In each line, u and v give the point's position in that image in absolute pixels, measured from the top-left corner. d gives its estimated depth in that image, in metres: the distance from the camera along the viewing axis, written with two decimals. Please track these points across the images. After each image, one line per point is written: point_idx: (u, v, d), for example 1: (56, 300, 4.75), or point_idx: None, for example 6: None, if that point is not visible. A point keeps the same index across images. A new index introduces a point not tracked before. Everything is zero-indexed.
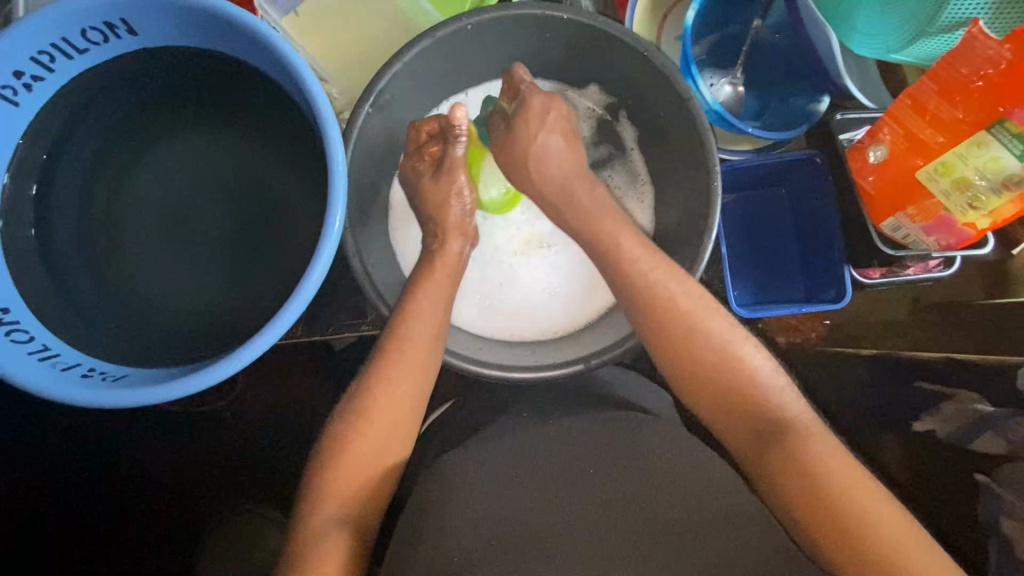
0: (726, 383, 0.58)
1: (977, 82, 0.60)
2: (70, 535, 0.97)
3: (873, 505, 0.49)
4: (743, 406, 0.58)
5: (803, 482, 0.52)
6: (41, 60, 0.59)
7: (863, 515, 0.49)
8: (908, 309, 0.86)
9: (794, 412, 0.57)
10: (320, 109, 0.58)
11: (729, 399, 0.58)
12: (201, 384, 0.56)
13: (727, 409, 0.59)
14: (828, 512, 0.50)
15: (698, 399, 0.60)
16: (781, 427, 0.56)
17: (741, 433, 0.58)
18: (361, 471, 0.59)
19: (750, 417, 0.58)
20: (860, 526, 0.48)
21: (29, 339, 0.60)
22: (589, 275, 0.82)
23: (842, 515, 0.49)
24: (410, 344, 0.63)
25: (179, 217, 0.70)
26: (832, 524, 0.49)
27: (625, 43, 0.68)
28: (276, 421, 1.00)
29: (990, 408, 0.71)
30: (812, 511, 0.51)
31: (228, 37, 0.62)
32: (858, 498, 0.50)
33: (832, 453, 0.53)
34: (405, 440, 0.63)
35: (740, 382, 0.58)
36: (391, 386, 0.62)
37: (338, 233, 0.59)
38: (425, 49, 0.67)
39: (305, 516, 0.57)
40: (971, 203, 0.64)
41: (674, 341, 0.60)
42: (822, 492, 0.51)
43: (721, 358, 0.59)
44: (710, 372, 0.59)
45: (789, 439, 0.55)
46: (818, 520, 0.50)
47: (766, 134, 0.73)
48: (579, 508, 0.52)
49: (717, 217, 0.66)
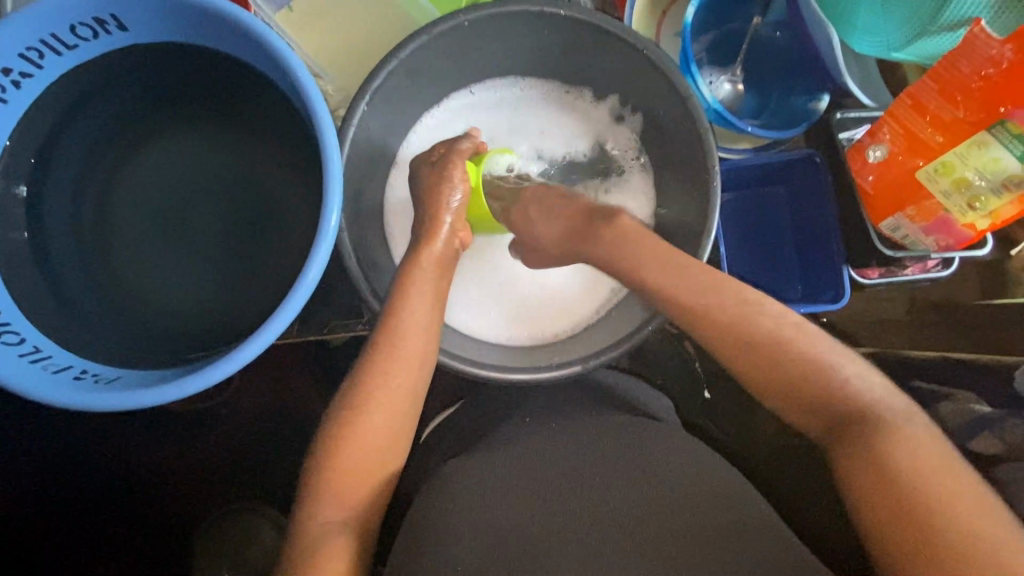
0: (786, 364, 0.56)
1: (977, 83, 0.59)
2: (67, 534, 0.97)
3: (956, 500, 0.46)
4: (807, 391, 0.55)
5: (870, 462, 0.50)
6: (30, 57, 0.58)
7: (937, 496, 0.46)
8: (906, 309, 0.86)
9: (874, 398, 0.54)
10: (314, 108, 0.57)
11: (796, 385, 0.56)
12: (196, 388, 0.55)
13: (793, 395, 0.56)
14: (894, 493, 0.47)
15: (754, 380, 0.58)
16: (857, 414, 0.53)
17: (813, 420, 0.55)
18: (366, 475, 0.59)
19: (815, 398, 0.55)
20: (933, 507, 0.46)
21: (19, 342, 0.59)
22: (583, 289, 0.82)
23: (911, 495, 0.47)
24: (402, 337, 0.63)
25: (171, 216, 0.69)
26: (898, 502, 0.47)
27: (624, 41, 0.67)
28: (273, 418, 0.99)
29: (988, 408, 0.71)
30: (879, 491, 0.48)
31: (222, 34, 0.61)
32: (936, 481, 0.47)
33: (911, 437, 0.50)
34: (400, 439, 0.62)
35: (806, 365, 0.56)
36: (384, 384, 0.62)
37: (334, 231, 0.58)
38: (421, 46, 0.66)
39: (305, 517, 0.57)
40: (971, 203, 0.64)
41: (725, 322, 0.59)
42: (892, 473, 0.48)
43: (782, 343, 0.56)
44: (771, 358, 0.57)
45: (863, 423, 0.52)
46: (883, 500, 0.48)
47: (764, 133, 0.73)
48: (579, 516, 0.52)
49: (716, 218, 0.65)
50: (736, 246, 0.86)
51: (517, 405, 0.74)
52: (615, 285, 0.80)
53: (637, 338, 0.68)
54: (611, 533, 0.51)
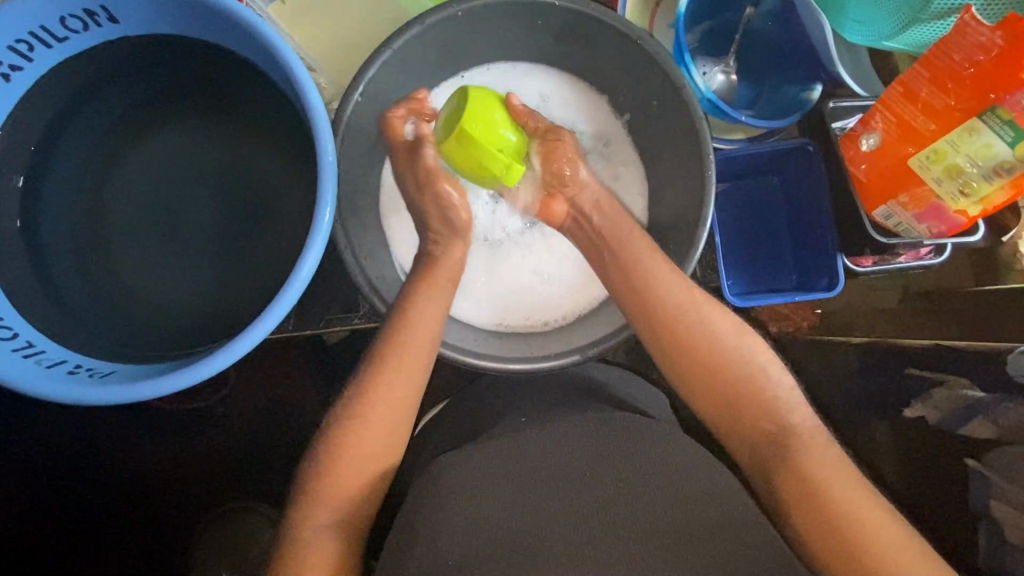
0: (728, 380, 0.60)
1: (969, 70, 0.60)
2: (60, 533, 0.96)
3: (870, 512, 0.51)
4: (749, 402, 0.59)
5: (797, 479, 0.54)
6: (20, 49, 0.58)
7: (853, 510, 0.51)
8: (898, 298, 0.89)
9: (799, 417, 0.58)
10: (307, 100, 0.57)
11: (726, 398, 0.60)
12: (190, 381, 0.55)
13: (725, 408, 0.60)
14: (819, 509, 0.52)
15: (694, 397, 0.62)
16: (783, 432, 0.57)
17: (747, 432, 0.59)
18: (357, 477, 0.59)
19: (756, 413, 0.59)
20: (848, 519, 0.51)
21: (12, 336, 0.58)
22: (574, 284, 0.80)
23: (827, 505, 0.52)
24: (407, 342, 0.64)
25: (165, 209, 0.69)
26: (816, 509, 0.52)
27: (617, 30, 0.67)
28: (267, 418, 0.99)
29: (980, 394, 0.70)
30: (801, 510, 0.53)
31: (214, 25, 0.61)
32: (850, 494, 0.52)
33: (830, 458, 0.55)
34: (397, 444, 0.62)
35: (751, 375, 0.60)
36: (383, 388, 0.62)
37: (328, 225, 0.57)
38: (413, 37, 0.66)
39: (296, 523, 0.57)
40: (962, 189, 0.64)
41: (679, 340, 0.63)
42: (812, 487, 0.53)
43: (726, 354, 0.61)
44: (715, 369, 0.60)
45: (784, 442, 0.57)
46: (809, 516, 0.52)
47: (758, 122, 0.73)
48: (577, 508, 0.53)
49: (712, 208, 0.66)
50: (729, 238, 0.86)
51: (518, 398, 0.74)
52: (600, 291, 0.79)
53: (627, 330, 0.68)
54: (609, 526, 0.51)
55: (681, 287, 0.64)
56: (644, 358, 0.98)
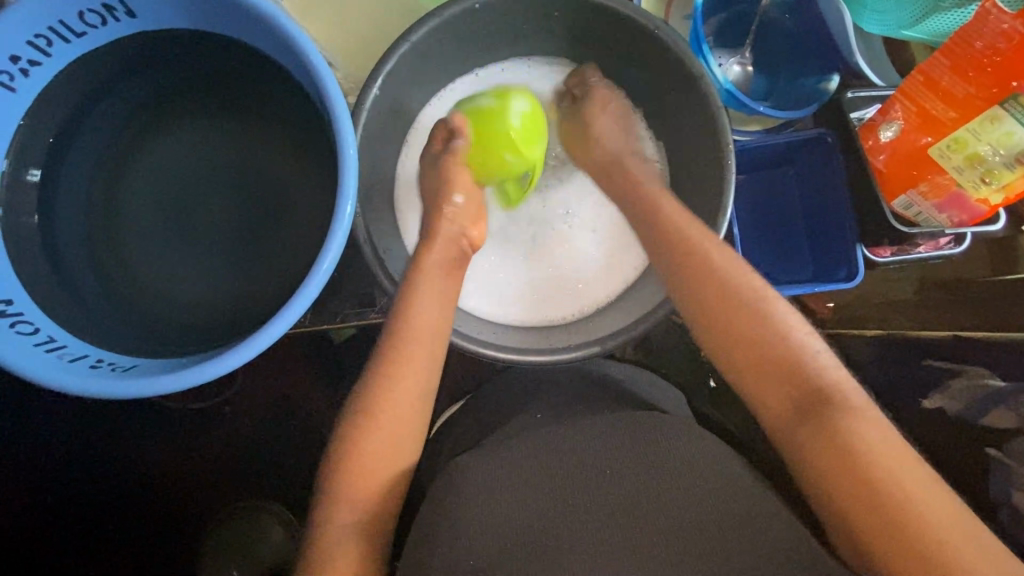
0: (765, 348, 0.57)
1: (991, 57, 0.59)
2: (74, 531, 0.97)
3: (918, 488, 0.48)
4: (786, 370, 0.56)
5: (837, 451, 0.51)
6: (38, 44, 0.57)
7: (902, 488, 0.48)
8: (915, 288, 0.88)
9: (836, 376, 0.56)
10: (328, 92, 0.56)
11: (760, 364, 0.57)
12: (211, 376, 0.55)
13: (760, 374, 0.57)
14: (863, 485, 0.49)
15: (730, 365, 0.59)
16: (820, 393, 0.54)
17: (780, 400, 0.56)
18: (376, 475, 0.59)
19: (796, 382, 0.56)
20: (895, 497, 0.48)
21: (33, 331, 0.58)
22: (601, 255, 0.81)
23: (864, 471, 0.50)
24: (413, 340, 0.63)
25: (180, 204, 0.69)
26: (859, 486, 0.49)
27: (636, 21, 0.67)
28: (278, 413, 0.99)
29: (999, 382, 0.72)
30: (843, 484, 0.50)
31: (233, 18, 0.61)
32: (888, 461, 0.50)
33: (875, 428, 0.52)
34: (412, 441, 0.62)
35: (793, 344, 0.57)
36: (394, 386, 0.62)
37: (349, 219, 0.57)
38: (433, 29, 0.66)
39: (319, 525, 0.57)
40: (984, 177, 0.63)
41: (714, 317, 0.60)
42: (855, 461, 0.50)
43: (762, 322, 0.58)
44: (748, 336, 0.58)
45: (823, 409, 0.53)
46: (852, 493, 0.50)
47: (776, 113, 0.73)
48: (603, 501, 0.52)
49: (732, 196, 0.65)
50: (746, 229, 0.86)
51: (537, 393, 0.73)
52: (626, 277, 0.79)
53: (652, 318, 0.67)
54: (635, 519, 0.51)
55: (714, 262, 0.61)
56: (657, 352, 0.98)
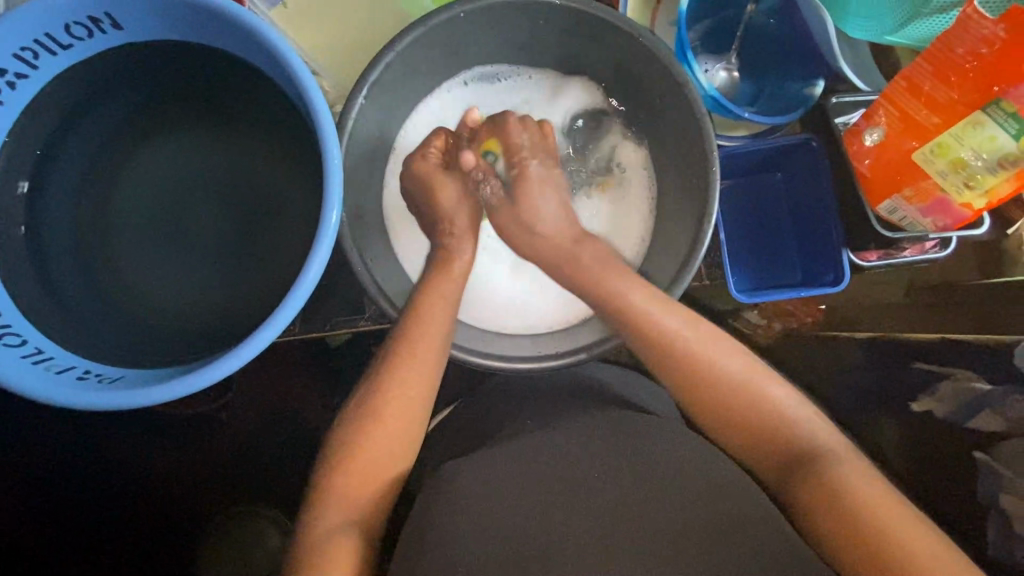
0: (739, 408, 0.60)
1: (971, 63, 0.59)
2: (66, 539, 0.96)
3: (909, 532, 0.49)
4: (764, 430, 0.59)
5: (824, 504, 0.52)
6: (25, 57, 0.58)
7: (890, 533, 0.48)
8: (903, 291, 0.89)
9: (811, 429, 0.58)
10: (312, 103, 0.57)
11: (739, 424, 0.60)
12: (197, 387, 0.55)
13: (742, 434, 0.60)
14: (854, 534, 0.50)
15: (712, 425, 0.61)
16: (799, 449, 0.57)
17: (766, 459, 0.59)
18: (368, 483, 0.59)
19: (773, 443, 0.58)
20: (887, 543, 0.48)
21: (21, 343, 0.58)
22: None
23: (851, 518, 0.50)
24: (418, 352, 0.63)
25: (168, 214, 0.69)
26: (850, 537, 0.50)
27: (620, 29, 0.67)
28: (268, 421, 0.99)
29: (987, 386, 0.70)
30: (835, 536, 0.51)
31: (218, 29, 0.61)
32: (856, 486, 0.52)
33: (858, 474, 0.53)
34: (409, 448, 0.62)
35: (764, 404, 0.60)
36: (393, 396, 0.62)
37: (334, 227, 0.57)
38: (417, 38, 0.66)
39: (306, 525, 0.57)
40: (967, 181, 0.64)
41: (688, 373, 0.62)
42: (842, 509, 0.51)
43: (736, 383, 0.60)
44: (722, 394, 0.60)
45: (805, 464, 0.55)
46: (844, 543, 0.50)
47: (760, 119, 0.73)
48: (587, 508, 0.53)
49: (717, 201, 0.66)
50: (735, 234, 0.87)
51: (525, 399, 0.74)
52: None
53: None
54: (619, 525, 0.51)
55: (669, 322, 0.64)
56: None
